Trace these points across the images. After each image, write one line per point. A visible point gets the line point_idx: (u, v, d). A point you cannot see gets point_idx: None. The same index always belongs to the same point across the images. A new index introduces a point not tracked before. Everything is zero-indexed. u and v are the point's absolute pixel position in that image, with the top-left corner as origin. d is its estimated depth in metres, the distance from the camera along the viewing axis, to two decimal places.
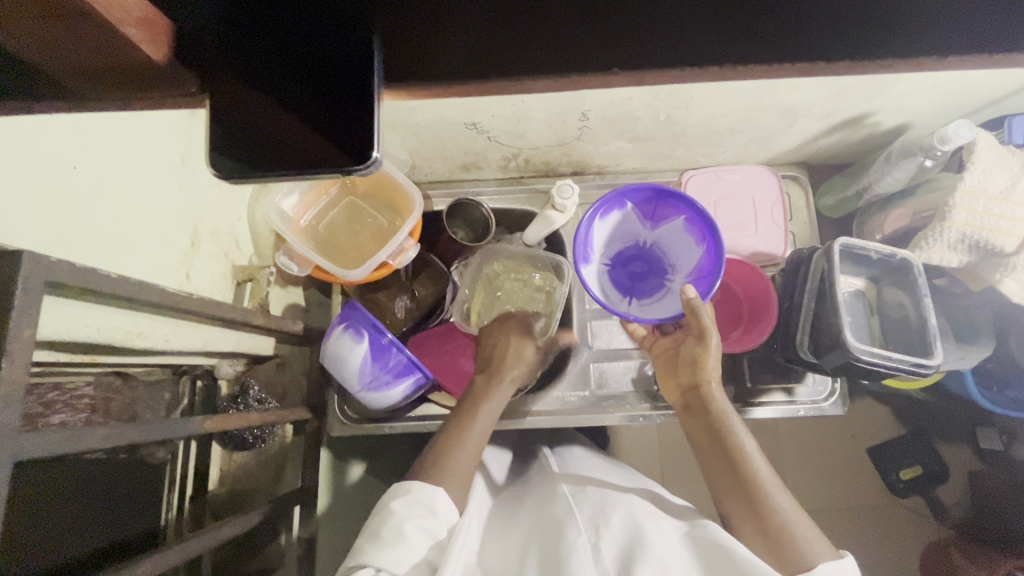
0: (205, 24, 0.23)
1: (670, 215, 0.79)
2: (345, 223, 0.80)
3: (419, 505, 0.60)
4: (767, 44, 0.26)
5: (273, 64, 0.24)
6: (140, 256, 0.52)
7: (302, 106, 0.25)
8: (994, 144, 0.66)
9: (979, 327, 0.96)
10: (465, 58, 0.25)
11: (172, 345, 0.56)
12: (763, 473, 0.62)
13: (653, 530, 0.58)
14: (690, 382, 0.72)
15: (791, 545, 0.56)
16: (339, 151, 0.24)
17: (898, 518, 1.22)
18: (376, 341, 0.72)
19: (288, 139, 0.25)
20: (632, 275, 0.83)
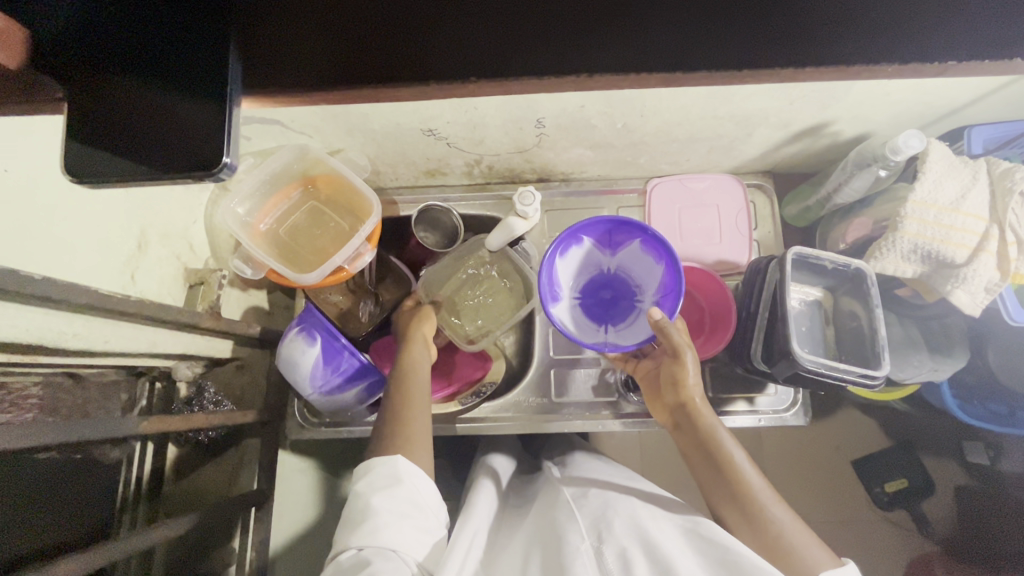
0: (60, 39, 0.30)
1: (625, 240, 0.79)
2: (306, 227, 0.81)
3: (383, 477, 0.60)
4: (662, 62, 0.33)
5: (125, 76, 0.31)
6: (80, 257, 0.53)
7: (152, 110, 0.31)
8: (946, 155, 0.66)
9: (953, 339, 0.94)
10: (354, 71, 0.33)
11: (114, 347, 0.57)
12: (757, 485, 0.61)
13: (655, 530, 0.58)
14: (673, 399, 0.70)
15: (790, 555, 0.56)
16: (191, 157, 0.31)
17: (886, 534, 1.18)
18: (329, 345, 0.73)
19: (141, 139, 0.31)
20: (606, 304, 0.81)
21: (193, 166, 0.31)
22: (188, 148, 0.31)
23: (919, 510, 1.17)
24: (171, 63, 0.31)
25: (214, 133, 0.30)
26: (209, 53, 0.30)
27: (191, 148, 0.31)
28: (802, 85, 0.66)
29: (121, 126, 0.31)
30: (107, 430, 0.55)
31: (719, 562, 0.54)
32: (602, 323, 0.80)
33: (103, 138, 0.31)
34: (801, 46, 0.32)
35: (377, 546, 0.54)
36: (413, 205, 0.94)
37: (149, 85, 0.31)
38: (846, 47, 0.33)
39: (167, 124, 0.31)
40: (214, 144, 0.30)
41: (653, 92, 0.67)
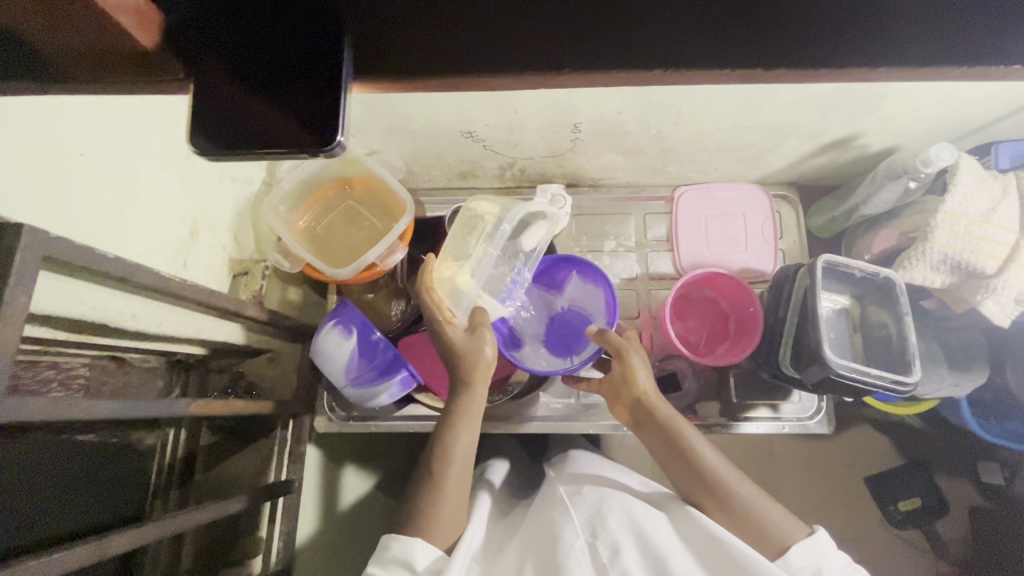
0: (189, 14, 0.26)
1: (561, 276, 0.84)
2: (342, 225, 0.82)
3: (396, 563, 0.58)
4: (768, 49, 0.29)
5: (243, 56, 0.27)
6: (141, 242, 0.55)
7: (269, 100, 0.28)
8: (977, 168, 0.68)
9: (973, 354, 0.95)
10: (437, 50, 0.28)
11: (165, 330, 0.58)
12: (722, 470, 0.62)
13: (648, 525, 0.59)
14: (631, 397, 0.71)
15: (765, 531, 0.58)
16: (309, 134, 0.28)
17: (900, 554, 1.17)
18: (365, 338, 0.75)
19: (255, 124, 0.28)
20: (572, 336, 0.82)
21: (309, 141, 0.28)
22: (307, 126, 0.28)
23: (933, 529, 1.16)
24: (290, 38, 0.27)
25: (331, 111, 0.28)
26: (321, 27, 0.27)
27: (307, 123, 0.28)
28: (837, 96, 0.67)
29: (242, 104, 0.28)
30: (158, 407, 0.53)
31: (710, 558, 0.55)
32: (569, 355, 0.81)
33: (226, 117, 0.28)
34: (914, 32, 0.28)
35: None
36: (444, 207, 0.95)
37: (269, 62, 0.27)
38: (963, 43, 0.28)
39: (285, 108, 0.28)
40: (331, 121, 0.28)
41: (690, 100, 0.69)
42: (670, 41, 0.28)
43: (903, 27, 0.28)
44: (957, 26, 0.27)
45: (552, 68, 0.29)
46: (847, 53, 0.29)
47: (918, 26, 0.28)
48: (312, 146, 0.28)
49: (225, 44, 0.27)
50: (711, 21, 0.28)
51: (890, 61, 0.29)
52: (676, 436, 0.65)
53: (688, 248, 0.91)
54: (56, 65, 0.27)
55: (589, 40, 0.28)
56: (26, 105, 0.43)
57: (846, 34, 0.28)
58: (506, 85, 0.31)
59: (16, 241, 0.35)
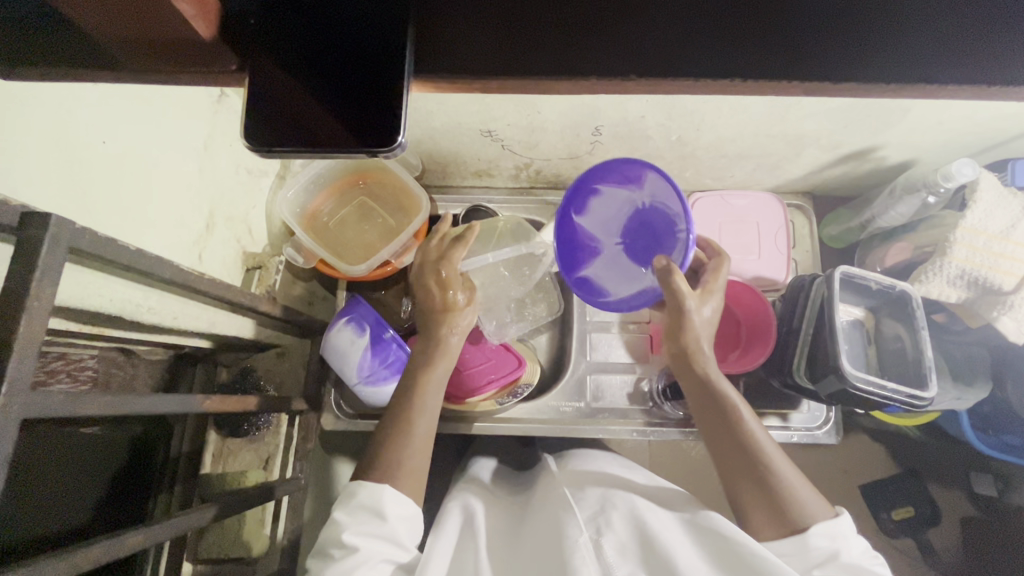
0: (251, 10, 0.26)
1: (639, 170, 0.70)
2: (355, 221, 0.81)
3: (364, 510, 0.56)
4: (794, 59, 0.28)
5: (298, 54, 0.27)
6: (158, 233, 0.54)
7: (321, 97, 0.27)
8: (996, 184, 0.68)
9: (977, 368, 0.95)
10: (496, 54, 0.28)
11: (179, 324, 0.57)
12: (761, 438, 0.61)
13: (657, 525, 0.58)
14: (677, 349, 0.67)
15: (793, 507, 0.56)
16: (364, 136, 0.27)
17: (894, 563, 1.17)
18: (377, 335, 0.74)
19: (309, 122, 0.27)
20: (650, 244, 0.71)
21: (368, 140, 0.27)
22: (361, 126, 0.27)
23: (926, 539, 1.18)
24: (349, 38, 0.27)
25: (391, 111, 0.27)
26: (385, 29, 0.27)
27: (364, 119, 0.27)
28: (862, 107, 0.67)
29: (297, 100, 0.27)
30: (173, 405, 0.51)
31: (722, 555, 0.55)
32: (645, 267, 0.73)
33: (281, 116, 0.27)
34: (936, 51, 0.28)
35: None
36: (456, 205, 0.94)
37: (325, 59, 0.27)
38: (982, 65, 0.28)
39: (337, 106, 0.27)
40: (389, 123, 0.27)
41: (714, 106, 0.69)
42: (706, 50, 0.28)
43: (959, 40, 0.28)
44: (971, 49, 0.28)
45: (613, 73, 0.28)
46: (900, 65, 0.28)
47: (944, 43, 0.28)
48: (371, 145, 0.27)
49: (281, 42, 0.27)
50: (768, 30, 0.28)
51: (949, 73, 0.28)
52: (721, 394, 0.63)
53: None
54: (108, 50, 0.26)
55: (651, 45, 0.28)
56: (51, 94, 0.41)
57: (875, 51, 0.28)
58: (559, 88, 0.30)
59: (44, 232, 0.34)
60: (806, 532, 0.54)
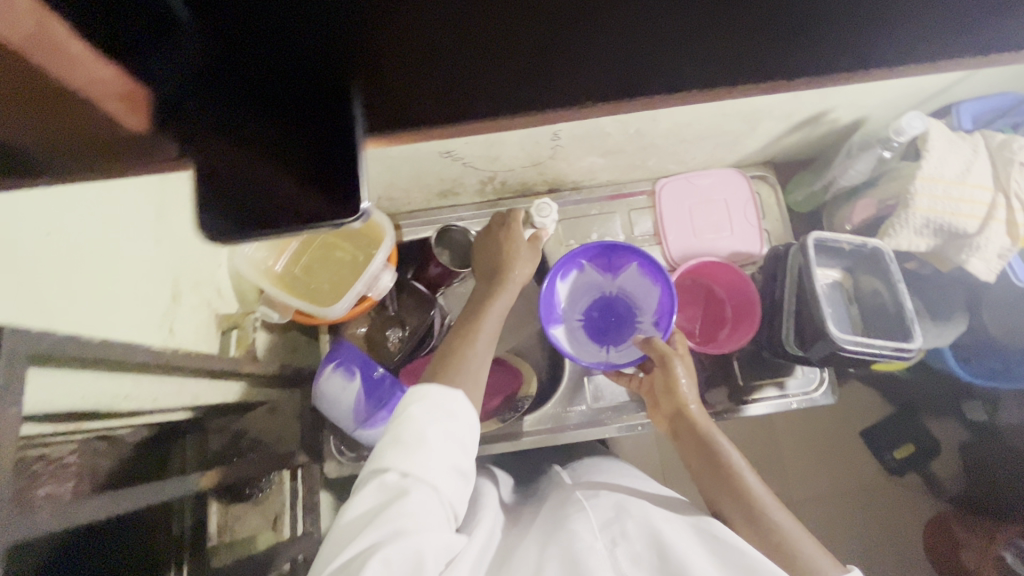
0: (182, 86, 0.24)
1: (624, 262, 0.83)
2: (319, 263, 0.79)
3: (438, 409, 0.58)
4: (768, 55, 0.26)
5: (241, 124, 0.25)
6: (123, 315, 0.51)
7: (270, 166, 0.24)
8: (946, 132, 0.70)
9: (952, 304, 0.99)
10: (443, 89, 0.26)
11: (161, 404, 0.55)
12: (760, 490, 0.62)
13: (672, 535, 0.58)
14: (671, 409, 0.73)
15: (793, 556, 0.55)
16: (333, 198, 0.24)
17: (897, 496, 1.24)
18: (367, 377, 0.72)
19: (259, 195, 0.24)
20: (609, 324, 0.83)
21: (334, 200, 0.24)
22: (316, 184, 0.24)
23: (928, 470, 1.22)
24: (288, 99, 0.25)
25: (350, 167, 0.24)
26: (333, 89, 0.25)
27: (325, 185, 0.24)
28: None
29: (247, 172, 0.24)
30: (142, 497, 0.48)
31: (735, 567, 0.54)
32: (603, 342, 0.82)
33: (227, 191, 0.24)
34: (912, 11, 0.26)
35: (421, 479, 0.53)
36: (426, 228, 0.93)
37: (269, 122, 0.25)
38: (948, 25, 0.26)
39: (295, 175, 0.24)
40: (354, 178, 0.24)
41: None
42: (656, 57, 0.26)
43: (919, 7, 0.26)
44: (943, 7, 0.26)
45: (569, 100, 0.26)
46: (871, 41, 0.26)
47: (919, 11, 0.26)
48: (333, 209, 0.24)
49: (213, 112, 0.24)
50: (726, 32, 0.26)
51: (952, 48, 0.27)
52: (713, 446, 0.67)
53: (676, 238, 0.91)
54: (23, 154, 0.23)
55: (616, 63, 0.26)
56: None
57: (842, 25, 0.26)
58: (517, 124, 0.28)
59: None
60: None
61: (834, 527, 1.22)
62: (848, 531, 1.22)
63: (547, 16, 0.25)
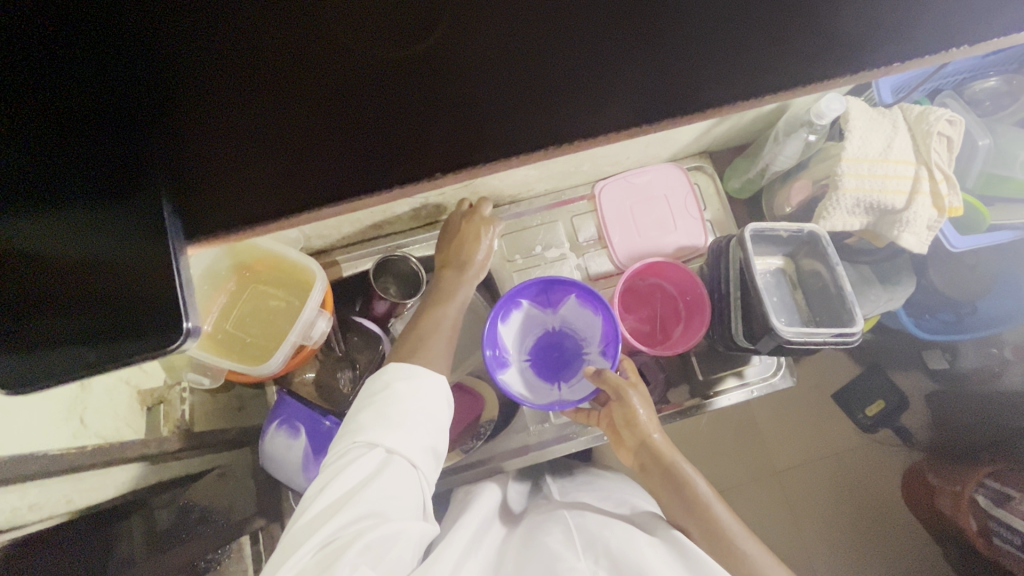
0: None
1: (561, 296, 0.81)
2: (250, 315, 0.75)
3: (423, 389, 0.59)
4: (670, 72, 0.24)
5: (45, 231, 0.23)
6: (18, 419, 0.47)
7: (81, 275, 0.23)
8: (864, 110, 0.71)
9: (900, 268, 0.99)
10: (278, 188, 0.23)
11: (79, 504, 0.52)
12: (726, 519, 0.63)
13: (655, 561, 0.55)
14: (637, 442, 0.71)
15: None
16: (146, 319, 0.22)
17: (875, 454, 1.25)
18: (314, 431, 0.69)
19: (74, 307, 0.23)
20: (557, 361, 0.82)
21: (149, 338, 0.22)
22: (127, 304, 0.22)
23: (901, 425, 1.24)
24: (86, 216, 0.22)
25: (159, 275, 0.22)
26: (129, 201, 0.22)
27: (139, 304, 0.22)
28: None
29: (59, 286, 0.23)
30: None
31: None
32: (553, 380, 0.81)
33: (40, 305, 0.23)
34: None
35: (405, 455, 0.54)
36: (364, 261, 0.90)
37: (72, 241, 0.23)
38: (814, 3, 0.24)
39: (104, 286, 0.22)
40: (170, 304, 0.22)
41: None
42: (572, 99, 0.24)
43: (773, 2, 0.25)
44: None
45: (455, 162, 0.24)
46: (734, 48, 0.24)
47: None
48: (155, 342, 0.22)
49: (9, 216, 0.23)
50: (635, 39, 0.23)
51: (690, 108, 0.24)
52: (681, 479, 0.66)
53: (620, 241, 0.90)
54: None
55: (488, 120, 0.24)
56: None
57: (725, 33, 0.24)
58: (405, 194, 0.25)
59: None
60: None
61: (817, 494, 1.23)
62: (831, 495, 1.24)
63: (401, 110, 0.23)
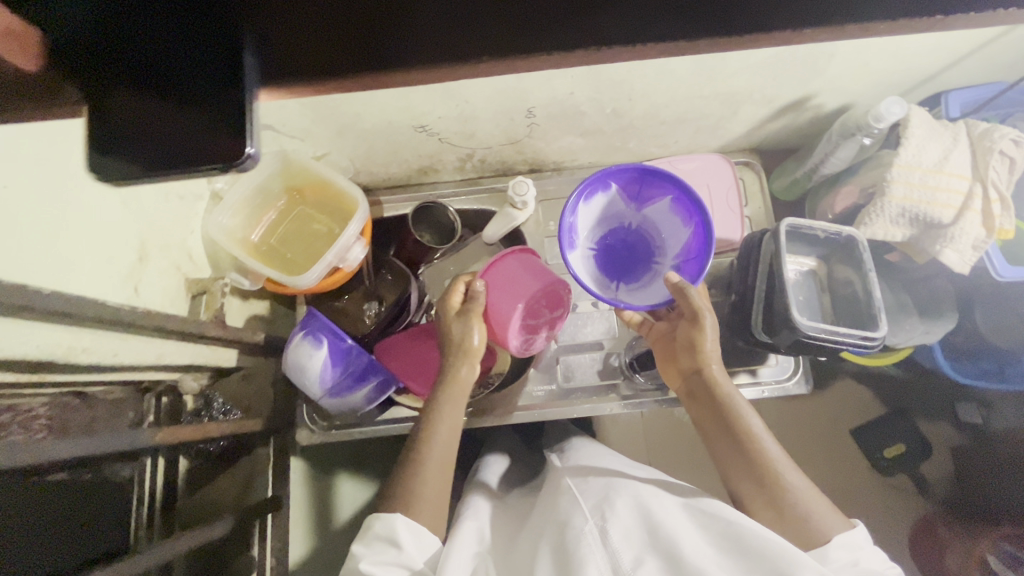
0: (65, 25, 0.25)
1: (655, 195, 0.76)
2: (293, 234, 0.80)
3: (381, 540, 0.59)
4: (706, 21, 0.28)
5: (141, 73, 0.27)
6: (84, 271, 0.53)
7: (170, 111, 0.27)
8: (925, 118, 0.69)
9: (942, 302, 0.95)
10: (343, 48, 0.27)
11: (123, 360, 0.57)
12: (774, 455, 0.61)
13: (661, 509, 0.57)
14: (689, 367, 0.70)
15: (803, 520, 0.56)
16: (223, 147, 0.28)
17: (886, 497, 1.21)
18: (335, 346, 0.73)
19: (163, 134, 0.27)
20: (625, 259, 0.78)
21: (219, 156, 0.28)
22: (214, 135, 0.28)
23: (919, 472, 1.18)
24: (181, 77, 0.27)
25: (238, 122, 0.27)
26: (214, 47, 0.27)
27: (219, 128, 0.27)
28: (783, 60, 0.67)
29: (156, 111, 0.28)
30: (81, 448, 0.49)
31: (723, 539, 0.54)
32: (614, 279, 0.77)
33: (126, 125, 0.27)
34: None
35: None
36: (406, 204, 0.94)
37: (160, 105, 0.28)
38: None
39: (188, 129, 0.28)
40: (239, 130, 0.27)
41: (641, 74, 0.68)
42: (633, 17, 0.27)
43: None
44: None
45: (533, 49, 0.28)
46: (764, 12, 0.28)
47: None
48: (225, 159, 0.28)
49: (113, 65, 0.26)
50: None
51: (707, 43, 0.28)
52: (730, 411, 0.65)
53: None
54: None
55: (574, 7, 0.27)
56: None
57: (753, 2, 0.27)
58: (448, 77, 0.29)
59: None
60: (826, 545, 0.54)
61: None
62: None
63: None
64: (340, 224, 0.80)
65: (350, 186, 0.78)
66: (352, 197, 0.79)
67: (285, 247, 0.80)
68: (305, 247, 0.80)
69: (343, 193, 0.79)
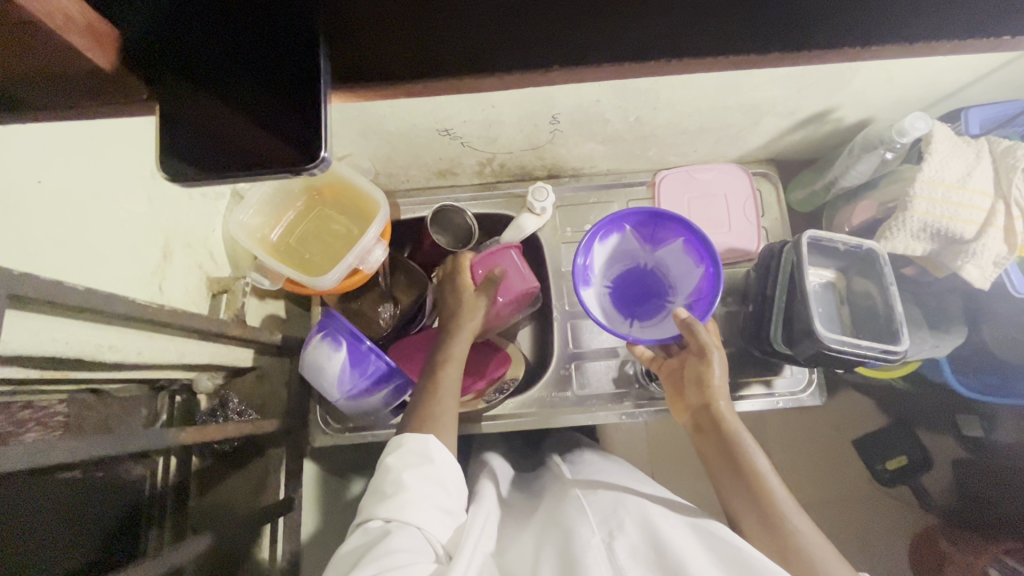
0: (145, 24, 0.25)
1: (669, 237, 0.77)
2: (312, 234, 0.79)
3: (414, 454, 0.61)
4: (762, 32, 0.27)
5: (218, 71, 0.27)
6: (112, 268, 0.52)
7: (245, 112, 0.27)
8: (948, 135, 0.69)
9: (951, 317, 0.96)
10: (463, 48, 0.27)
11: (147, 358, 0.57)
12: (780, 495, 0.59)
13: (668, 530, 0.56)
14: (698, 402, 0.69)
15: (808, 566, 0.54)
16: (294, 150, 0.27)
17: (888, 508, 1.21)
18: (354, 348, 0.72)
19: (239, 139, 0.28)
20: (637, 296, 0.79)
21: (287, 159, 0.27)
22: (285, 140, 0.27)
23: (920, 485, 1.19)
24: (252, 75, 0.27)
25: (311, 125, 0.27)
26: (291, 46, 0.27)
27: (292, 125, 0.27)
28: (810, 72, 0.68)
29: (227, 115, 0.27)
30: (108, 446, 0.49)
31: (730, 563, 0.53)
32: (627, 316, 0.78)
33: (196, 131, 0.27)
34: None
35: (401, 521, 0.55)
36: (424, 207, 0.94)
37: (232, 101, 0.27)
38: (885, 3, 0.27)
39: (253, 130, 0.28)
40: (308, 141, 0.27)
41: (668, 83, 0.68)
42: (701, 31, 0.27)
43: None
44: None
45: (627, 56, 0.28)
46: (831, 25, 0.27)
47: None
48: (291, 161, 0.28)
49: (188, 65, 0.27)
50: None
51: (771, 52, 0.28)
52: (736, 448, 0.63)
53: None
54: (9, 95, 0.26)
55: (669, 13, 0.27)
56: None
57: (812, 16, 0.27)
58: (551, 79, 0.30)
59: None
60: None
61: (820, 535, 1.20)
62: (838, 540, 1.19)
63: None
64: (358, 225, 0.80)
65: (371, 187, 0.77)
66: (371, 197, 0.78)
67: (303, 247, 0.79)
68: (323, 248, 0.79)
69: (362, 193, 0.79)
